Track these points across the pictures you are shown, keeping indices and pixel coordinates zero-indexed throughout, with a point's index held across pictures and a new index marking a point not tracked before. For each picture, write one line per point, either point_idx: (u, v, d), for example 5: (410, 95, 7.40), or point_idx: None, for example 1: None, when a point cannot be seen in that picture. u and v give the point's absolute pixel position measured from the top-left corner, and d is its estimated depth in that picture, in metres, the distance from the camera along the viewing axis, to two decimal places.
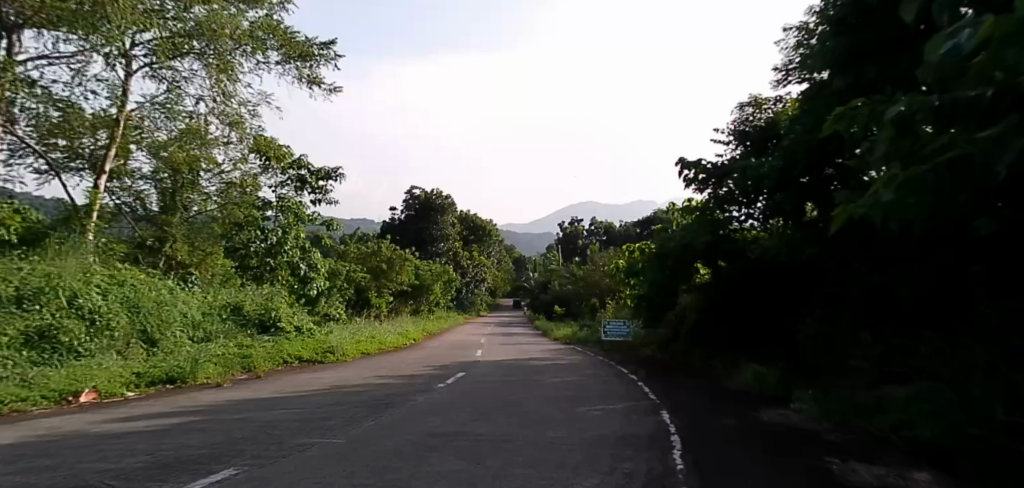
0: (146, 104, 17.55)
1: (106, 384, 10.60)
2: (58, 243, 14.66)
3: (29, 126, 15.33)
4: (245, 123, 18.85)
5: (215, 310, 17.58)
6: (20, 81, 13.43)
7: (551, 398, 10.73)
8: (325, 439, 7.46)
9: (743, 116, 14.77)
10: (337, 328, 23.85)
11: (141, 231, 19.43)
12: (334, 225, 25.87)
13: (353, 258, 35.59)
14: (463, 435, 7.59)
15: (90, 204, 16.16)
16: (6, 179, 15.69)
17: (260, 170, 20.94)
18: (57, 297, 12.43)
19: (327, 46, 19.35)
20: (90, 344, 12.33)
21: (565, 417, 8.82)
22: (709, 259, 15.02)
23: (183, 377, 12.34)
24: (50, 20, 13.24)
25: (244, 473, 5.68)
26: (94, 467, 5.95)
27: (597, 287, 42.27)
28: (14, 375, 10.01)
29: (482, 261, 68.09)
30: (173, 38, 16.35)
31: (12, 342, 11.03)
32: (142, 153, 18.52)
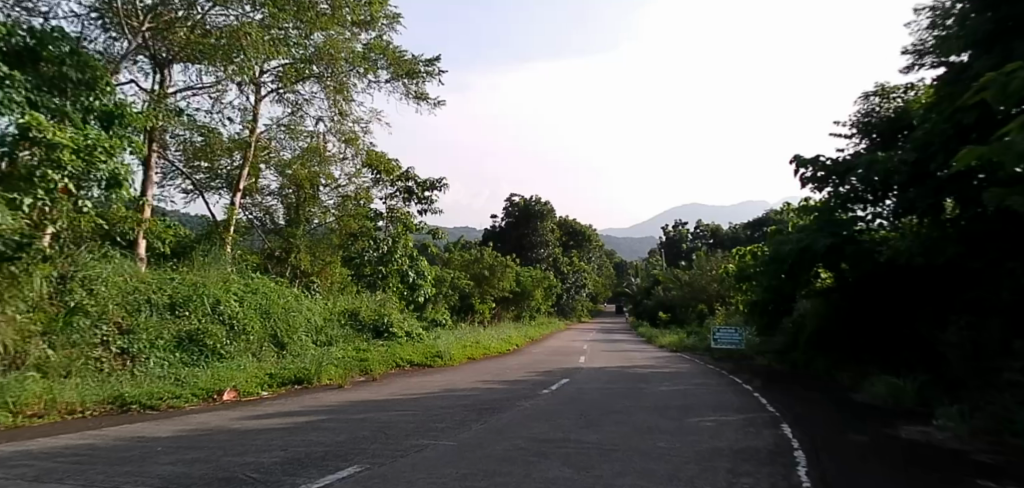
0: (273, 125, 19.13)
1: (243, 384, 11.54)
2: (202, 255, 16.22)
3: (178, 151, 17.29)
4: (359, 140, 20.36)
5: (335, 316, 18.79)
6: (171, 112, 15.14)
7: (659, 407, 10.53)
8: (438, 441, 7.74)
9: (868, 107, 13.66)
10: (444, 334, 24.52)
11: (270, 242, 21.12)
12: (439, 234, 26.68)
13: (456, 265, 36.50)
14: (570, 443, 7.61)
15: (227, 220, 18.04)
16: (160, 199, 17.61)
17: (372, 183, 22.04)
18: (203, 304, 13.63)
19: (433, 62, 20.27)
20: (229, 347, 13.57)
21: (676, 427, 8.63)
22: (830, 262, 13.84)
23: (310, 378, 13.24)
24: (195, 55, 14.91)
25: (366, 470, 6.03)
26: (237, 460, 6.52)
27: (703, 292, 41.18)
28: (171, 375, 11.23)
29: (583, 266, 67.66)
30: (297, 64, 17.66)
31: (167, 345, 12.33)
32: (270, 172, 20.32)
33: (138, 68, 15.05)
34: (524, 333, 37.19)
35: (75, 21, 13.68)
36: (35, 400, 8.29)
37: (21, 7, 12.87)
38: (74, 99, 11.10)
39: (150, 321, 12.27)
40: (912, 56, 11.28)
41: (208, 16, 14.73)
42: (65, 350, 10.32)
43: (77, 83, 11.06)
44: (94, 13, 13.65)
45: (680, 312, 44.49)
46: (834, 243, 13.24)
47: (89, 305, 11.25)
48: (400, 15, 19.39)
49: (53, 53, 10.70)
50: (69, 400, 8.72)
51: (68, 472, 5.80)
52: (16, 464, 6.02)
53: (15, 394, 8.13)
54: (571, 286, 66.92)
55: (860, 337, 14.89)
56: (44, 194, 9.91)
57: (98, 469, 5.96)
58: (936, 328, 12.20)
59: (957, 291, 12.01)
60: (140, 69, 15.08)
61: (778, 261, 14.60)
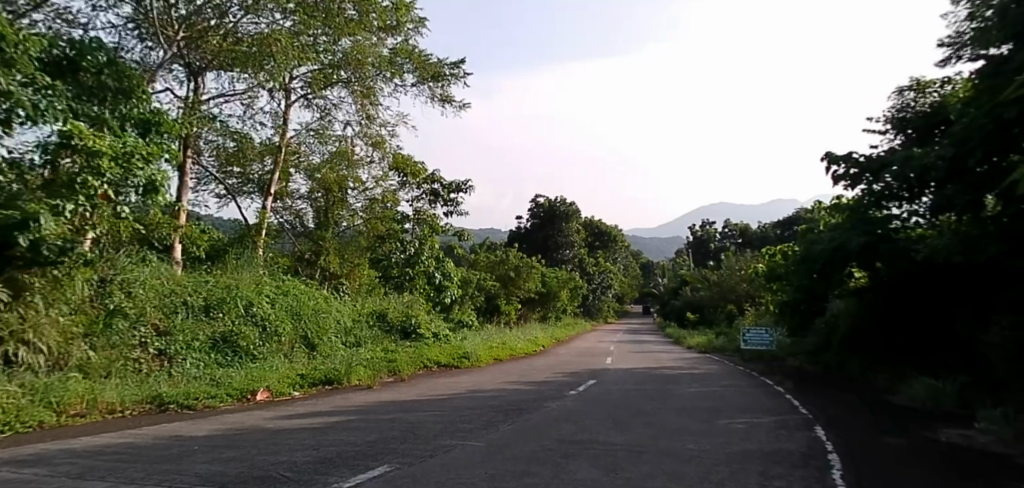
0: (302, 130, 19.43)
1: (276, 384, 11.76)
2: (235, 258, 16.58)
3: (212, 157, 17.72)
4: (385, 144, 20.60)
5: (363, 318, 18.98)
6: (205, 118, 15.53)
7: (688, 409, 10.45)
8: (466, 442, 7.80)
9: (902, 102, 13.39)
10: (470, 335, 24.62)
11: (300, 245, 21.40)
12: (464, 236, 26.80)
13: (482, 266, 36.65)
14: (599, 444, 7.60)
15: (259, 224, 18.42)
16: (194, 204, 18.02)
17: (398, 186, 22.25)
18: (236, 306, 13.93)
19: (458, 65, 20.42)
20: (262, 348, 13.83)
21: (705, 429, 8.56)
22: (864, 261, 13.58)
23: (340, 378, 13.44)
24: (227, 62, 15.25)
25: (396, 470, 6.11)
26: (271, 459, 6.65)
27: (733, 292, 40.67)
28: (207, 375, 11.50)
29: (609, 267, 67.33)
30: (326, 70, 17.88)
31: (203, 346, 12.64)
32: (300, 176, 20.62)
33: (173, 77, 15.43)
34: (550, 334, 37.12)
35: (113, 32, 14.08)
36: (78, 400, 8.55)
37: (61, 19, 13.29)
38: (114, 107, 11.47)
39: (186, 323, 12.57)
40: (949, 48, 10.99)
41: (239, 24, 15.02)
42: (105, 351, 10.63)
43: (115, 91, 11.40)
44: (131, 23, 14.05)
45: (709, 313, 43.98)
46: (868, 242, 12.97)
47: (127, 307, 11.55)
48: (425, 19, 19.56)
49: (91, 63, 10.93)
50: (110, 399, 8.97)
51: (110, 470, 5.97)
52: (61, 461, 6.23)
53: (59, 393, 8.39)
54: (598, 287, 66.63)
55: (897, 338, 14.58)
56: (85, 200, 10.22)
57: (138, 467, 6.12)
58: (975, 329, 11.88)
59: (998, 291, 11.69)
60: (175, 77, 15.44)
61: (810, 260, 14.41)
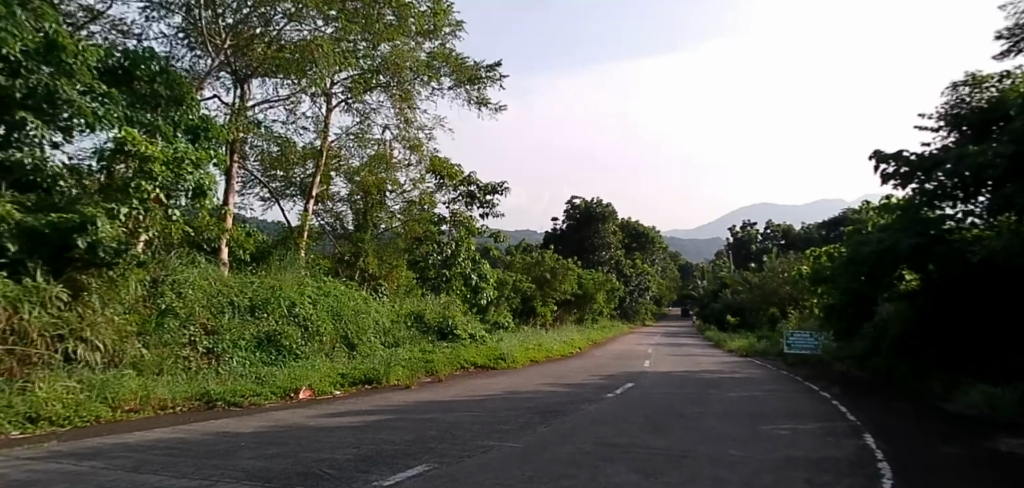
0: (343, 134, 19.80)
1: (317, 383, 12.01)
2: (279, 260, 17.02)
3: (257, 162, 18.22)
4: (423, 146, 20.86)
5: (401, 318, 19.25)
6: (251, 124, 16.01)
7: (729, 414, 10.30)
8: (504, 442, 7.85)
9: (956, 97, 12.91)
10: (507, 336, 24.71)
11: (340, 247, 21.72)
12: (500, 237, 26.91)
13: (518, 268, 36.77)
14: (637, 447, 7.56)
15: (301, 226, 18.87)
16: (240, 207, 18.55)
17: (435, 188, 22.47)
18: (280, 306, 14.29)
19: (494, 67, 20.54)
20: (304, 347, 14.18)
21: (747, 435, 8.41)
22: (915, 264, 13.14)
23: (379, 378, 13.64)
24: (271, 69, 15.61)
25: (434, 469, 6.20)
26: (314, 456, 6.82)
27: (775, 295, 39.80)
28: (253, 373, 11.84)
29: (646, 269, 66.67)
30: (365, 74, 18.12)
31: (249, 345, 13.02)
32: (340, 180, 20.98)
33: (220, 84, 15.94)
34: (587, 336, 36.96)
35: (165, 41, 14.61)
36: (132, 396, 8.89)
37: (117, 30, 13.85)
38: (165, 113, 11.95)
39: (233, 322, 12.97)
40: (1008, 42, 10.59)
41: (283, 32, 15.40)
42: (157, 349, 11.04)
43: (168, 99, 11.88)
44: (181, 33, 14.59)
45: (750, 316, 43.16)
46: (921, 243, 12.56)
47: (178, 307, 11.96)
48: (462, 22, 19.75)
49: (144, 72, 11.47)
50: (162, 396, 9.30)
51: (162, 464, 6.20)
52: (117, 455, 6.50)
53: (115, 389, 8.74)
54: (635, 289, 66.04)
55: (953, 342, 14.08)
56: (138, 204, 10.58)
57: (189, 462, 6.34)
58: None
59: None
60: (222, 85, 15.93)
61: (858, 262, 14.03)
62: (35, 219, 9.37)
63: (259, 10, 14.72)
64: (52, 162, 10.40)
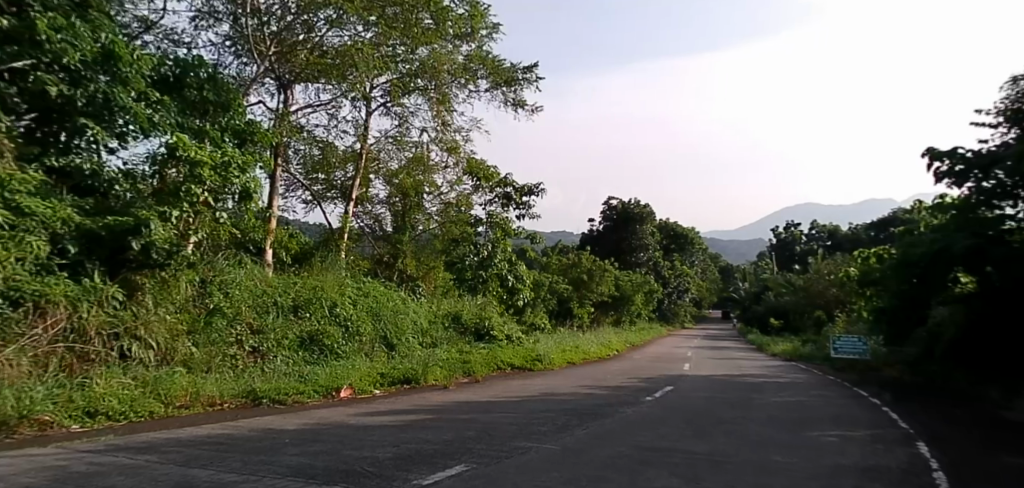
0: (382, 138, 20.09)
1: (358, 382, 12.24)
2: (320, 261, 17.40)
3: (299, 165, 18.67)
4: (460, 149, 21.02)
5: (439, 319, 19.42)
6: (293, 128, 16.42)
7: (773, 419, 10.09)
8: (542, 444, 7.86)
9: (1019, 91, 12.28)
10: (543, 337, 24.70)
11: (379, 249, 21.92)
12: (537, 238, 26.92)
13: (555, 270, 36.74)
14: (678, 452, 7.48)
15: (342, 228, 19.23)
16: (284, 209, 19.00)
17: (472, 190, 22.62)
18: (322, 306, 14.60)
19: (530, 69, 20.58)
20: (345, 346, 14.47)
21: (792, 441, 8.24)
22: (970, 266, 12.70)
23: (418, 378, 13.81)
24: (313, 74, 15.98)
25: (472, 469, 6.25)
26: (355, 454, 6.95)
27: (820, 297, 38.74)
28: (296, 371, 12.14)
29: (685, 271, 65.76)
30: (403, 78, 18.28)
31: (292, 344, 13.35)
32: (379, 182, 21.26)
33: (265, 90, 16.38)
34: (624, 338, 36.65)
35: (213, 49, 15.09)
36: (183, 393, 9.22)
37: (168, 40, 14.36)
38: (214, 119, 12.38)
39: (278, 322, 13.30)
40: None
41: (325, 38, 15.72)
42: (206, 347, 11.40)
43: (216, 105, 12.28)
44: (228, 40, 15.02)
45: (794, 319, 42.13)
46: (976, 244, 12.17)
47: (225, 307, 12.32)
48: (499, 25, 19.84)
49: (193, 80, 11.96)
50: (210, 394, 9.61)
51: (212, 458, 6.40)
52: (169, 449, 6.74)
53: (167, 386, 9.07)
54: (673, 291, 65.21)
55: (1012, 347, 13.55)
56: (189, 207, 10.97)
57: (236, 457, 6.53)
58: None
59: None
60: (267, 90, 16.36)
61: (909, 264, 13.65)
62: (93, 221, 9.84)
63: (302, 17, 15.09)
64: (108, 167, 10.88)
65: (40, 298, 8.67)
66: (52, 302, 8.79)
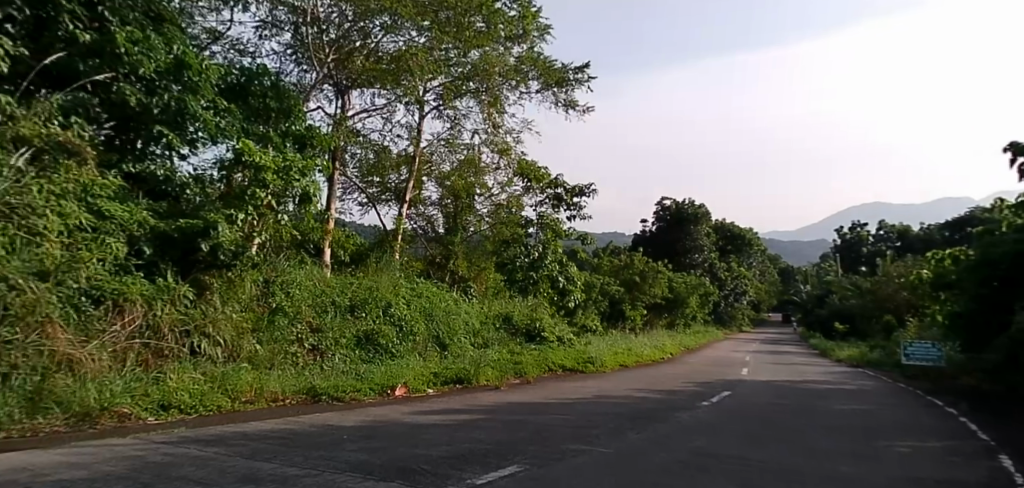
0: (434, 141, 20.38)
1: (412, 381, 12.45)
2: (375, 262, 17.80)
3: (356, 169, 19.17)
4: (511, 150, 21.10)
5: (490, 319, 19.53)
6: (349, 133, 16.83)
7: (839, 428, 9.73)
8: (595, 447, 7.81)
9: None
10: (595, 340, 24.52)
11: (431, 250, 22.22)
12: (588, 239, 26.77)
13: (606, 271, 36.42)
14: (737, 459, 7.31)
15: (396, 230, 19.60)
16: (340, 211, 19.48)
17: (522, 191, 22.66)
18: (377, 306, 14.92)
19: (581, 69, 20.49)
20: (399, 346, 14.75)
21: (859, 451, 7.92)
22: None
23: (470, 378, 13.94)
24: (369, 80, 16.38)
25: (525, 470, 6.26)
26: (410, 452, 7.07)
27: (891, 302, 37.03)
28: (353, 370, 12.43)
29: (743, 273, 64.05)
30: (455, 81, 18.46)
31: (349, 343, 13.69)
32: (432, 185, 21.53)
33: (324, 96, 16.88)
34: (678, 341, 36.01)
35: (276, 58, 15.64)
36: (248, 388, 9.56)
37: (235, 49, 14.95)
38: (277, 125, 12.81)
39: (335, 321, 13.65)
40: None
41: (380, 44, 16.04)
42: (269, 345, 11.80)
43: (277, 111, 12.71)
44: (290, 49, 15.53)
45: (862, 323, 40.43)
46: None
47: (287, 306, 12.73)
48: (549, 26, 19.84)
49: (258, 88, 12.45)
50: (273, 390, 9.92)
51: (274, 452, 6.62)
52: (235, 442, 7.02)
53: (234, 381, 9.44)
54: (730, 293, 63.58)
55: None
56: (253, 209, 11.34)
57: (298, 452, 6.73)
58: None
59: None
60: (325, 96, 16.83)
61: None
62: (166, 224, 10.50)
63: (359, 23, 15.44)
64: (180, 173, 11.45)
65: (118, 297, 9.33)
66: (129, 301, 9.40)
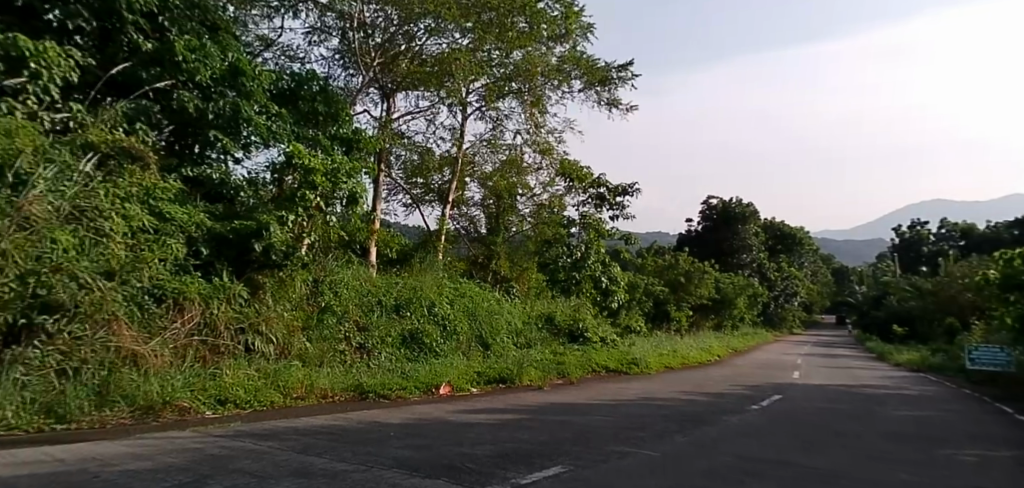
0: (477, 141, 20.53)
1: (456, 380, 12.57)
2: (419, 262, 18.04)
3: (400, 170, 19.48)
4: (553, 149, 21.10)
5: (533, 319, 19.55)
6: (394, 135, 17.12)
7: (897, 434, 9.38)
8: (641, 449, 7.75)
9: None
10: (639, 341, 24.26)
11: (474, 250, 22.39)
12: (632, 239, 26.51)
13: (650, 271, 35.99)
14: (788, 465, 7.14)
15: (439, 230, 19.83)
16: (385, 212, 19.83)
17: (565, 191, 22.60)
18: (421, 305, 15.13)
19: (625, 67, 20.32)
20: (443, 345, 14.90)
21: (918, 458, 7.64)
22: None
23: (513, 378, 13.99)
24: (414, 83, 16.65)
25: (570, 471, 6.27)
26: (456, 450, 7.15)
27: (955, 304, 35.51)
28: (399, 368, 12.64)
29: (792, 273, 62.34)
30: (498, 82, 18.54)
31: (394, 341, 13.91)
32: (474, 185, 21.66)
33: (369, 99, 17.21)
34: (725, 342, 35.29)
35: (324, 63, 16.04)
36: (299, 385, 9.83)
37: (285, 55, 15.38)
38: (326, 128, 13.11)
39: (381, 320, 13.89)
40: None
41: (424, 47, 16.27)
42: (318, 343, 12.11)
43: (325, 115, 13.02)
44: (338, 54, 15.90)
45: (923, 326, 38.79)
46: None
47: (335, 305, 13.03)
48: (592, 25, 19.76)
49: (307, 93, 12.82)
50: (323, 386, 10.16)
51: (324, 448, 6.79)
52: (287, 437, 7.23)
53: (285, 378, 9.71)
54: (780, 294, 61.94)
55: None
56: (303, 211, 11.61)
57: (347, 447, 6.90)
58: None
59: None
60: (371, 99, 17.16)
61: None
62: (222, 225, 10.99)
63: (404, 27, 15.68)
64: (235, 176, 11.83)
65: (178, 295, 9.73)
66: (188, 299, 9.78)
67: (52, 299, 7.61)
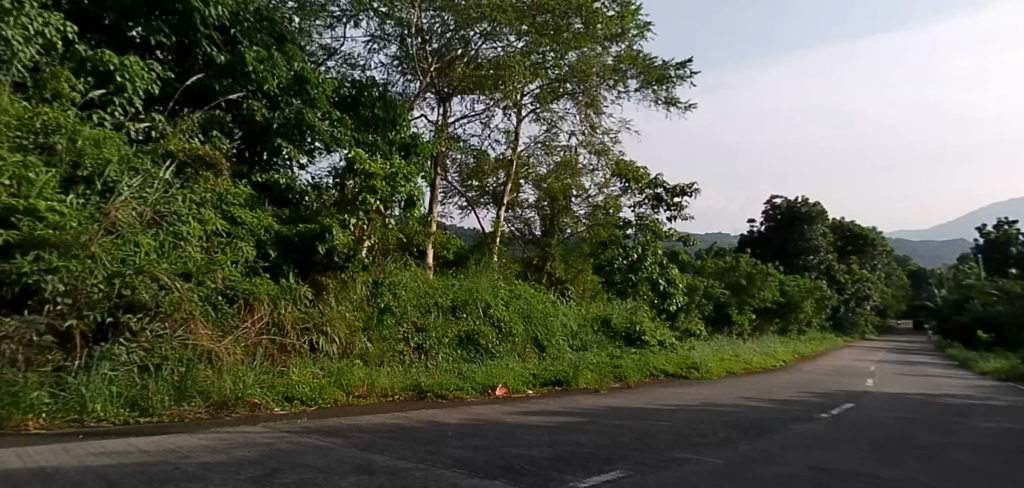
0: (532, 143, 20.55)
1: (512, 382, 12.58)
2: (475, 264, 18.19)
3: (456, 173, 19.81)
4: (607, 150, 20.94)
5: (588, 322, 19.39)
6: (450, 138, 17.33)
7: (982, 447, 8.81)
8: (702, 456, 7.56)
9: None
10: (699, 344, 23.69)
11: (529, 252, 22.50)
12: (691, 240, 25.93)
13: (710, 273, 35.13)
14: (860, 476, 6.83)
15: (494, 232, 19.94)
16: (442, 215, 20.13)
17: (621, 192, 22.32)
18: (477, 307, 15.25)
19: (683, 65, 19.88)
20: (499, 347, 14.95)
21: (1005, 473, 7.16)
22: None
23: (569, 380, 13.89)
24: (469, 86, 16.92)
25: (629, 476, 6.18)
26: (513, 452, 7.15)
27: None
28: (456, 369, 12.75)
29: (863, 276, 59.61)
30: (552, 84, 18.46)
31: (452, 342, 14.05)
32: (529, 187, 21.71)
33: (427, 105, 17.52)
34: (789, 347, 34.07)
35: (384, 70, 16.39)
36: (361, 383, 10.05)
37: (347, 64, 15.80)
38: (385, 133, 13.36)
39: (438, 321, 14.07)
40: None
41: (480, 51, 16.50)
42: (378, 343, 12.37)
43: (385, 120, 13.30)
44: (396, 60, 16.15)
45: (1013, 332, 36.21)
46: None
47: (394, 306, 13.28)
48: (649, 24, 19.45)
49: (367, 99, 13.15)
50: (383, 385, 10.34)
51: (385, 446, 6.92)
52: (349, 434, 7.41)
53: (347, 377, 9.95)
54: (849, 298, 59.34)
55: None
56: (365, 214, 11.99)
57: (406, 446, 7.00)
58: None
59: None
60: (428, 104, 17.47)
61: None
62: (288, 229, 11.40)
63: (459, 32, 15.84)
64: (300, 181, 12.22)
65: (248, 296, 10.13)
66: (257, 299, 10.19)
67: (136, 299, 8.12)
